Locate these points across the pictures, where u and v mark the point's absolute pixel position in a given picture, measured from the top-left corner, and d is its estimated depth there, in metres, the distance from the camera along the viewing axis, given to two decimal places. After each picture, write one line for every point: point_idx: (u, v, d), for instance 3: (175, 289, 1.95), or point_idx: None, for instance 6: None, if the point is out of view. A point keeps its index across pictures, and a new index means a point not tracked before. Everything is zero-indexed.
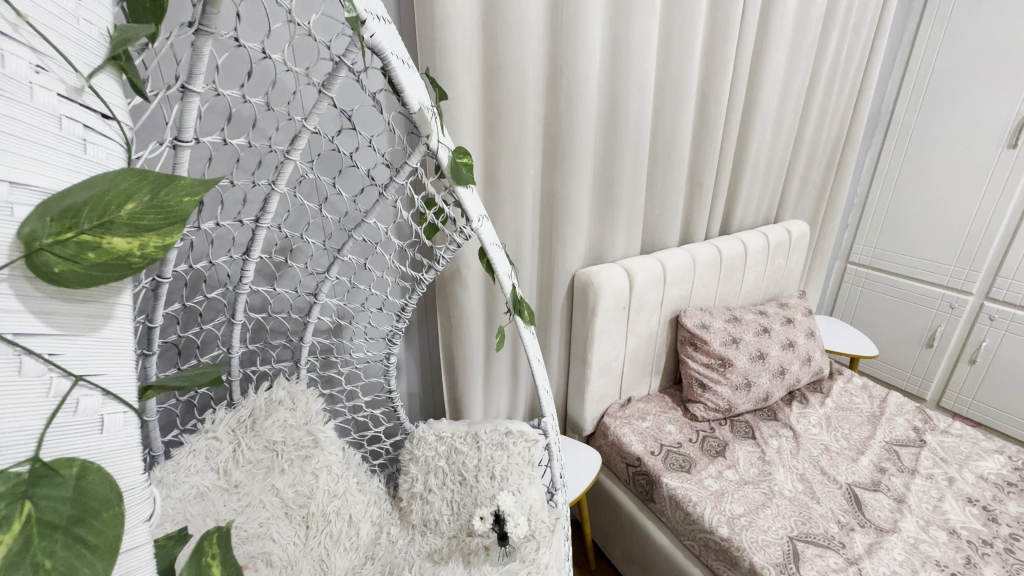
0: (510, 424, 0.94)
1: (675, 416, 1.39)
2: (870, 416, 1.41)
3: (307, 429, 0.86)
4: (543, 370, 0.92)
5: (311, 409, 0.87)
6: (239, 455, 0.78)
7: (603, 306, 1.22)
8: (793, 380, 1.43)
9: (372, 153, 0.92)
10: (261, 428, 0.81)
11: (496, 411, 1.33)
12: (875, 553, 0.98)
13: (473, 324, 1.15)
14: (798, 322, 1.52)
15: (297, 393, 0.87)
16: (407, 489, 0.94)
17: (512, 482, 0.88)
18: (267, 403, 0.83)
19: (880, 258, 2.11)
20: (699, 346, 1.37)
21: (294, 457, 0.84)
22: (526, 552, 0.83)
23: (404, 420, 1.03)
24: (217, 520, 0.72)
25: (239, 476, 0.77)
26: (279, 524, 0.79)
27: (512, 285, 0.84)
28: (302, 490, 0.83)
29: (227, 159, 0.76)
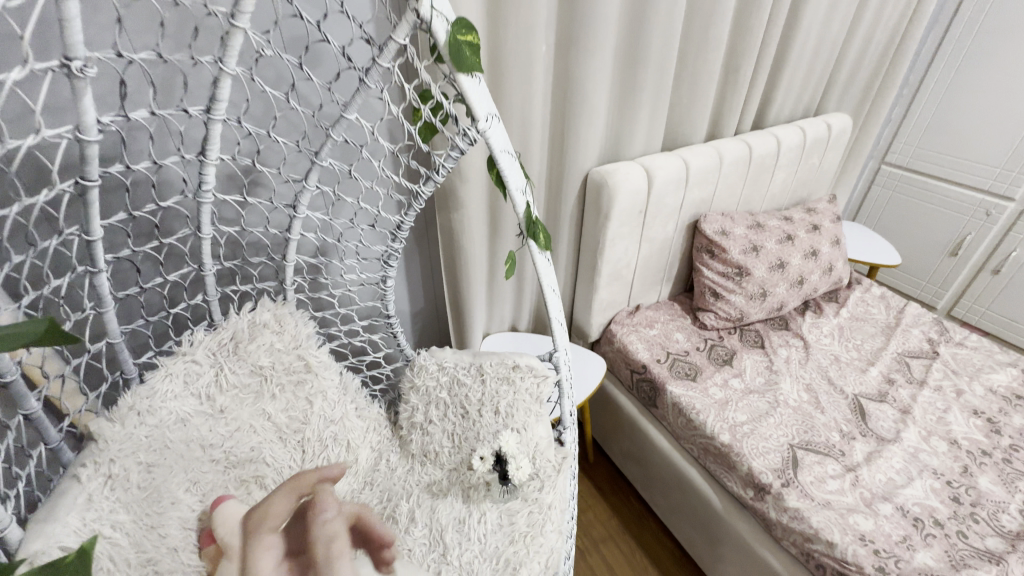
0: (518, 358, 0.90)
1: (684, 324, 1.35)
2: (884, 327, 1.37)
3: (296, 354, 0.88)
4: (557, 302, 0.86)
5: (300, 334, 0.89)
6: (221, 378, 0.80)
7: (618, 211, 1.12)
8: (811, 290, 1.37)
9: (347, 25, 0.76)
10: (247, 354, 0.83)
11: (500, 319, 1.30)
12: (874, 461, 0.99)
13: (475, 233, 1.05)
14: (824, 229, 1.42)
15: (282, 316, 0.89)
16: (407, 418, 0.95)
17: (517, 420, 0.86)
18: (249, 325, 0.85)
19: (920, 158, 1.93)
20: (716, 254, 1.29)
21: (286, 382, 0.87)
22: (527, 491, 0.85)
23: (406, 348, 1.01)
24: (202, 444, 0.76)
25: (224, 402, 0.80)
26: (274, 448, 0.84)
27: (526, 203, 0.73)
28: (295, 416, 0.87)
29: (147, 22, 0.62)
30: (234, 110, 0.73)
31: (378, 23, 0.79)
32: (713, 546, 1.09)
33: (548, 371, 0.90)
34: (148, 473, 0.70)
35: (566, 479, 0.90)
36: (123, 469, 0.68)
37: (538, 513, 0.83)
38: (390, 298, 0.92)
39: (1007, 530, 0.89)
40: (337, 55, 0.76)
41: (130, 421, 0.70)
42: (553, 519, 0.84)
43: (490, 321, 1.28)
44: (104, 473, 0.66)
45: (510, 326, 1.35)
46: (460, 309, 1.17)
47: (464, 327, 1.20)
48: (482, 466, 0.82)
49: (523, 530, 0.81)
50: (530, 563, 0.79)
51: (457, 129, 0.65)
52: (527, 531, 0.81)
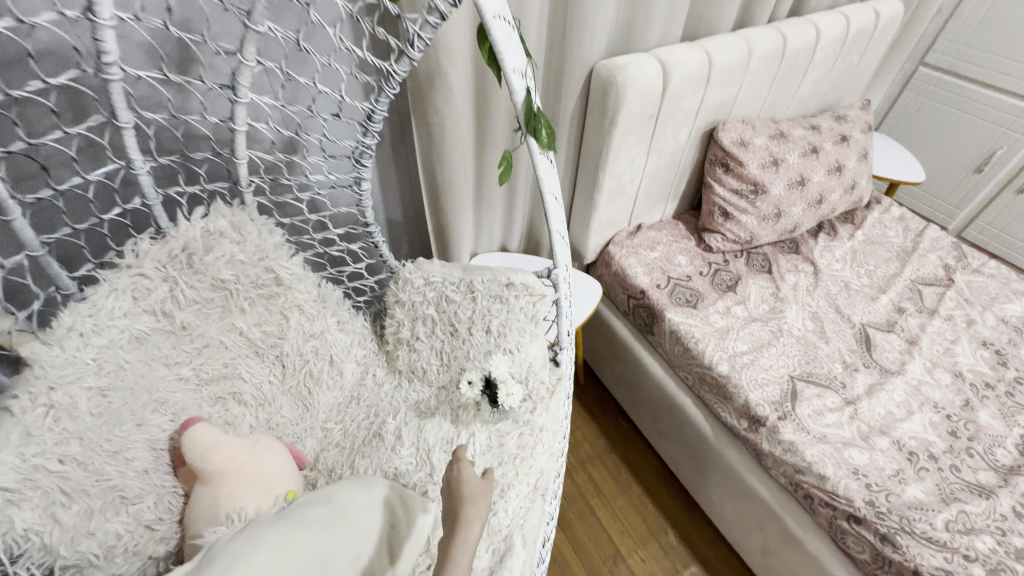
0: (512, 274, 0.80)
1: (687, 247, 1.25)
2: (900, 252, 1.28)
3: (263, 267, 0.75)
4: (560, 213, 0.73)
5: (265, 242, 0.75)
6: (177, 294, 0.69)
7: (625, 117, 0.96)
8: (828, 211, 1.25)
9: None
10: (207, 266, 0.70)
11: (488, 238, 1.18)
12: (875, 395, 0.96)
13: (458, 137, 0.89)
14: (852, 141, 1.26)
15: (240, 221, 0.72)
16: (393, 333, 0.86)
17: (510, 338, 0.78)
18: (203, 234, 0.69)
19: (964, 58, 1.70)
20: (731, 168, 1.15)
21: (254, 295, 0.76)
22: (520, 413, 0.77)
23: (390, 259, 0.88)
24: (166, 363, 0.69)
25: (185, 318, 0.70)
26: (249, 362, 0.78)
27: (526, 90, 0.59)
28: (270, 330, 0.79)
29: None
30: None
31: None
32: (701, 469, 1.10)
33: (545, 290, 0.79)
34: (103, 399, 0.62)
35: (562, 402, 0.83)
36: (68, 396, 0.58)
37: (530, 436, 0.76)
38: (370, 203, 0.78)
39: (1000, 464, 0.87)
40: None
41: (70, 345, 0.59)
42: (546, 442, 0.77)
43: (477, 239, 1.17)
44: (44, 403, 0.56)
45: (499, 246, 1.24)
46: (443, 222, 1.04)
47: (450, 245, 1.09)
48: (468, 392, 0.75)
49: (513, 452, 0.74)
50: (519, 483, 0.73)
51: None
52: (516, 454, 0.74)
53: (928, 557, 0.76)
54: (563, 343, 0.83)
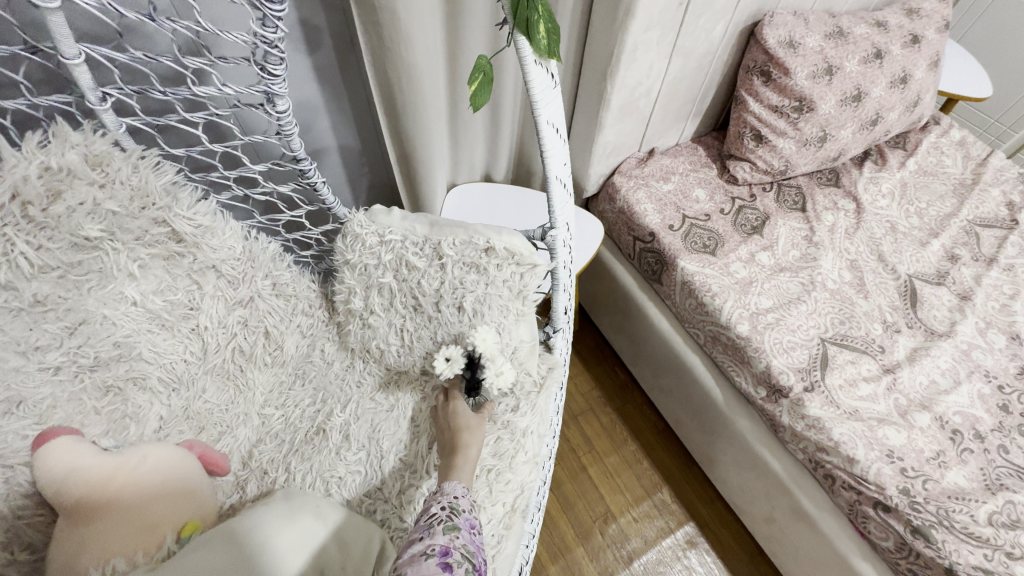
0: (493, 236, 0.58)
1: (707, 178, 1.04)
2: (958, 186, 1.08)
3: (152, 217, 0.55)
4: (559, 149, 0.54)
5: (148, 180, 0.54)
6: (19, 261, 0.48)
7: (646, 6, 0.71)
8: (880, 134, 1.03)
9: None
10: (60, 220, 0.50)
11: (469, 165, 0.97)
12: (918, 362, 0.82)
13: (420, 30, 0.65)
14: (926, 42, 1.01)
15: (100, 155, 0.51)
16: (343, 303, 0.66)
17: (489, 318, 0.60)
18: (43, 174, 0.48)
19: None
20: (772, 77, 0.91)
21: (149, 257, 0.57)
22: (501, 412, 0.62)
23: (336, 206, 0.67)
24: (20, 349, 0.50)
25: (40, 290, 0.50)
26: (153, 338, 0.59)
27: None
28: (177, 299, 0.61)
29: None
30: None
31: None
32: (706, 433, 0.99)
33: (536, 258, 0.58)
34: None
35: (551, 395, 0.67)
36: None
37: (509, 442, 0.60)
38: (294, 130, 0.56)
39: None
40: None
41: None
42: (529, 449, 0.61)
43: (454, 167, 0.96)
44: None
45: (482, 175, 1.03)
46: (407, 144, 0.81)
47: (418, 177, 0.88)
48: (447, 369, 0.60)
49: (489, 465, 0.58)
50: (493, 504, 0.57)
51: None
52: (491, 466, 0.58)
53: (965, 555, 0.66)
54: (556, 325, 0.67)
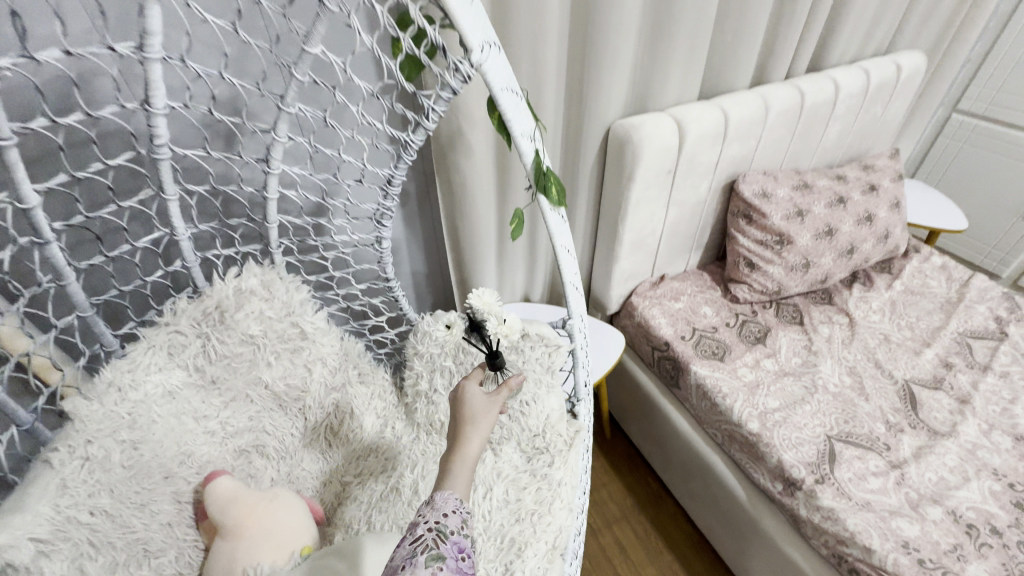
0: (528, 324, 0.75)
1: (713, 297, 1.23)
2: (944, 303, 1.21)
3: (290, 322, 0.71)
4: (574, 264, 0.72)
5: (293, 299, 0.71)
6: (209, 350, 0.66)
7: (643, 173, 0.99)
8: (860, 261, 1.22)
9: None
10: (236, 322, 0.67)
11: (512, 288, 1.21)
12: (924, 458, 0.89)
13: (481, 191, 0.94)
14: (882, 190, 1.24)
15: (272, 280, 0.70)
16: (412, 385, 0.79)
17: (526, 391, 0.73)
18: (235, 292, 0.67)
19: (1000, 106, 1.63)
20: (754, 219, 1.14)
21: (282, 350, 0.71)
22: (538, 466, 0.73)
23: (409, 312, 0.87)
24: (195, 416, 0.66)
25: (216, 372, 0.67)
26: (273, 416, 0.72)
27: (534, 149, 0.62)
28: (294, 384, 0.72)
29: None
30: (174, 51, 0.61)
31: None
32: (736, 537, 1.03)
33: (560, 340, 0.75)
34: (134, 451, 0.60)
35: (580, 454, 0.77)
36: (103, 448, 0.57)
37: (548, 491, 0.70)
38: (389, 263, 0.81)
39: None
40: None
41: (112, 399, 0.59)
42: (563, 496, 0.71)
43: (500, 290, 1.19)
44: (80, 455, 0.56)
45: (521, 297, 1.25)
46: (465, 268, 1.06)
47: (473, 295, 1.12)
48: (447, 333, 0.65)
49: (531, 507, 0.69)
50: (537, 541, 0.66)
51: (447, 64, 0.53)
52: (533, 509, 0.69)
53: None
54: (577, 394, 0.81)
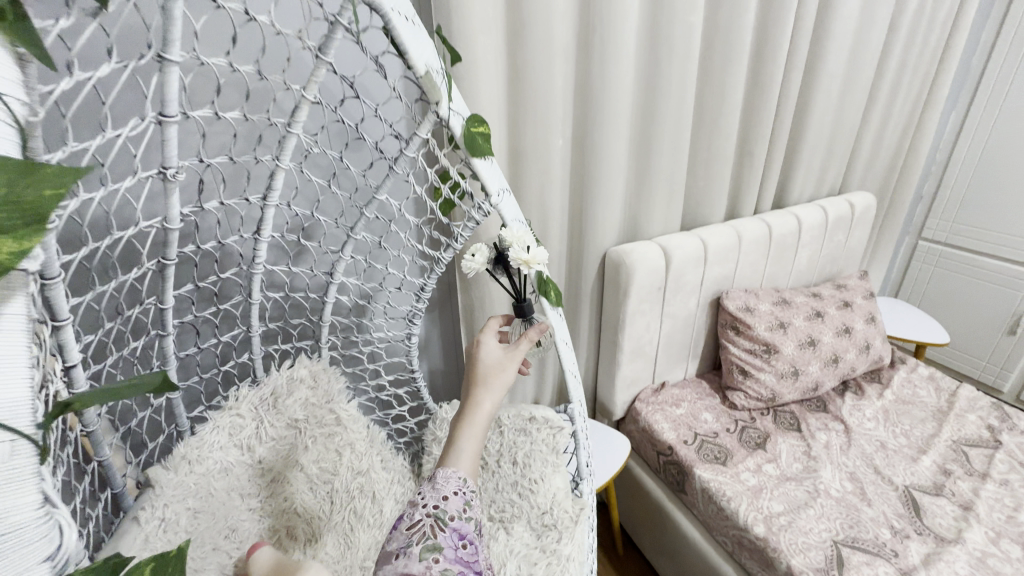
0: (532, 409, 0.87)
1: (712, 404, 1.31)
2: (935, 412, 1.27)
3: (329, 408, 0.84)
4: (572, 356, 0.84)
5: (332, 388, 0.86)
6: (261, 432, 0.77)
7: (637, 288, 1.15)
8: (847, 370, 1.31)
9: (380, 123, 0.87)
10: (284, 408, 0.80)
11: (523, 393, 1.30)
12: (933, 565, 0.89)
13: (497, 301, 1.10)
14: (856, 306, 1.38)
15: (319, 371, 0.86)
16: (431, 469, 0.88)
17: (534, 469, 0.82)
18: (287, 381, 0.81)
19: (958, 234, 1.83)
20: (741, 330, 1.27)
21: (317, 435, 0.82)
22: (546, 542, 0.77)
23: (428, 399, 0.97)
24: (241, 493, 0.74)
25: (263, 453, 0.77)
26: (305, 498, 0.79)
27: (536, 264, 0.76)
28: (325, 467, 0.81)
29: (221, 133, 0.72)
30: (283, 198, 0.84)
31: (407, 119, 0.89)
32: None
33: (562, 423, 0.85)
34: (193, 518, 0.68)
35: (584, 533, 0.80)
36: (175, 513, 0.66)
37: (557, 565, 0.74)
38: (416, 359, 0.93)
39: None
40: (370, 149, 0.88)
41: (184, 467, 0.68)
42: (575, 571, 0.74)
43: (512, 394, 1.29)
44: (159, 515, 0.64)
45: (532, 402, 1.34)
46: None
47: None
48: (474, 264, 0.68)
49: None
50: None
51: (473, 203, 0.71)
52: None
53: None
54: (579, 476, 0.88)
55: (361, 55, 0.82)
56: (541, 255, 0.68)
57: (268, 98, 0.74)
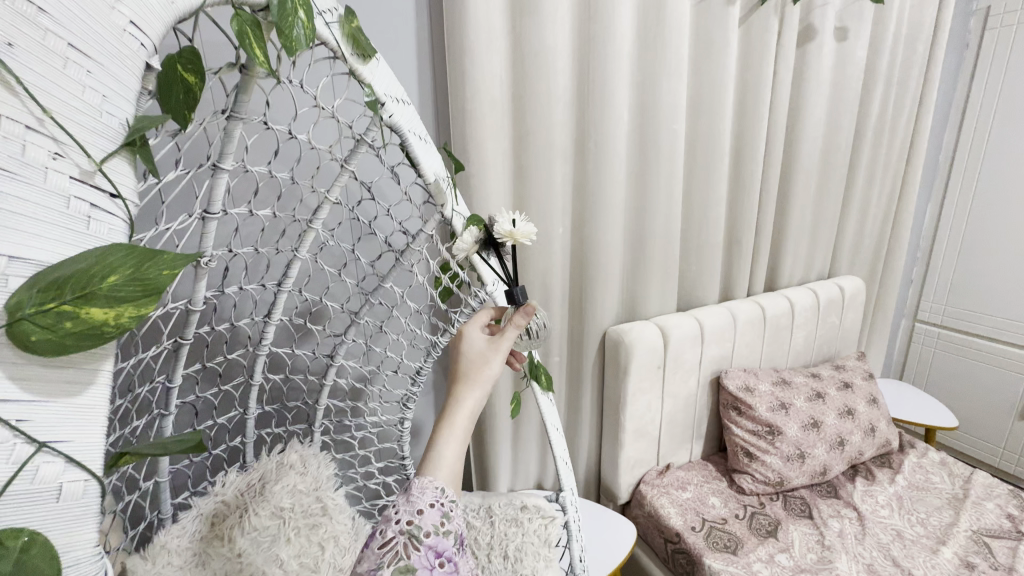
0: (525, 498, 0.88)
1: (719, 488, 1.27)
2: (952, 499, 1.23)
3: (316, 496, 0.73)
4: (562, 442, 0.86)
5: (322, 475, 0.76)
6: (244, 520, 0.66)
7: (636, 367, 1.18)
8: (855, 454, 1.29)
9: (390, 221, 0.98)
10: (269, 496, 0.69)
11: (525, 474, 1.28)
12: None
13: (501, 380, 1.13)
14: (857, 387, 1.39)
15: (309, 456, 0.76)
16: None
17: (526, 564, 0.81)
18: (277, 465, 0.72)
19: (952, 317, 1.87)
20: (743, 410, 1.28)
21: (302, 526, 0.70)
22: None
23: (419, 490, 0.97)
24: None
25: (244, 546, 0.65)
26: None
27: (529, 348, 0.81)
28: (308, 562, 0.69)
29: (253, 227, 0.81)
30: (297, 284, 0.92)
31: (415, 217, 1.00)
32: None
33: (555, 512, 0.86)
34: None
35: None
36: None
37: None
38: (407, 441, 0.95)
39: None
40: (379, 242, 0.97)
41: (162, 559, 0.61)
42: None
43: (515, 475, 1.27)
44: None
45: (535, 484, 1.31)
46: (483, 449, 1.18)
47: (490, 478, 1.20)
48: (462, 243, 0.66)
49: None
50: None
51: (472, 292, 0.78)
52: None
53: None
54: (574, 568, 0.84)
55: (378, 164, 0.94)
56: (528, 229, 0.62)
57: (295, 199, 0.84)
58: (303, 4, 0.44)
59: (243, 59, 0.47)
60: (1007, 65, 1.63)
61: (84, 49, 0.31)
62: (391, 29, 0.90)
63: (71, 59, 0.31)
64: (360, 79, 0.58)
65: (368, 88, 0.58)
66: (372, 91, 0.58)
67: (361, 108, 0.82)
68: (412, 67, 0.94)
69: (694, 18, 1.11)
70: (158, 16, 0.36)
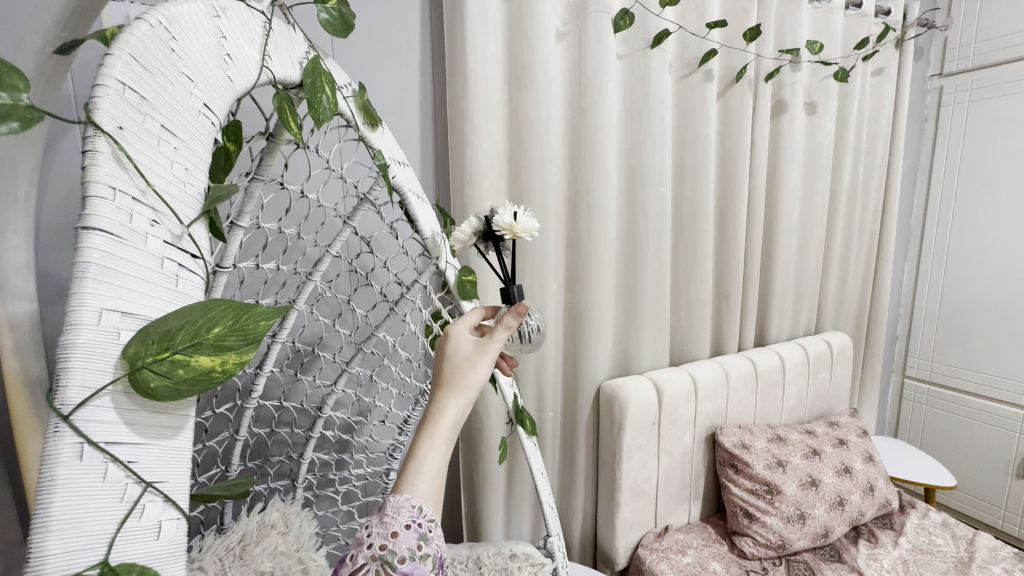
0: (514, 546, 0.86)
1: (720, 552, 1.23)
2: (957, 562, 1.20)
3: (296, 558, 0.68)
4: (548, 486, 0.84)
5: (304, 534, 0.72)
6: None
7: (631, 423, 1.18)
8: (855, 514, 1.27)
9: (386, 273, 1.01)
10: (254, 558, 0.65)
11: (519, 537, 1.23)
12: None
13: (495, 437, 1.11)
14: (851, 444, 1.39)
15: (291, 515, 0.73)
16: None
17: None
18: (258, 527, 0.69)
19: (940, 373, 1.90)
20: (740, 468, 1.26)
21: None
22: None
23: None
24: None
25: None
26: None
27: (513, 395, 0.81)
28: None
29: (256, 280, 0.83)
30: (290, 334, 0.92)
31: (410, 269, 1.03)
32: None
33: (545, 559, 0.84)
34: None
35: None
36: None
37: None
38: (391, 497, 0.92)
39: None
40: (375, 293, 0.99)
41: None
42: None
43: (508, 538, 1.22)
44: None
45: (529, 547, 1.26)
46: (477, 507, 1.14)
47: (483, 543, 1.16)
48: (461, 235, 0.64)
49: None
50: None
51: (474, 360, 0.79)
52: None
53: None
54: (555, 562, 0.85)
55: (377, 221, 0.98)
56: (531, 224, 0.60)
57: (297, 253, 0.87)
58: (329, 82, 0.49)
59: (270, 128, 0.52)
60: (963, 136, 1.77)
61: (171, 129, 0.35)
62: (397, 99, 0.97)
63: (163, 138, 0.34)
64: (370, 145, 0.62)
65: (377, 154, 0.62)
66: (381, 157, 0.61)
67: (367, 170, 0.87)
68: (415, 132, 1.00)
69: (676, 93, 1.21)
70: (225, 97, 0.40)
